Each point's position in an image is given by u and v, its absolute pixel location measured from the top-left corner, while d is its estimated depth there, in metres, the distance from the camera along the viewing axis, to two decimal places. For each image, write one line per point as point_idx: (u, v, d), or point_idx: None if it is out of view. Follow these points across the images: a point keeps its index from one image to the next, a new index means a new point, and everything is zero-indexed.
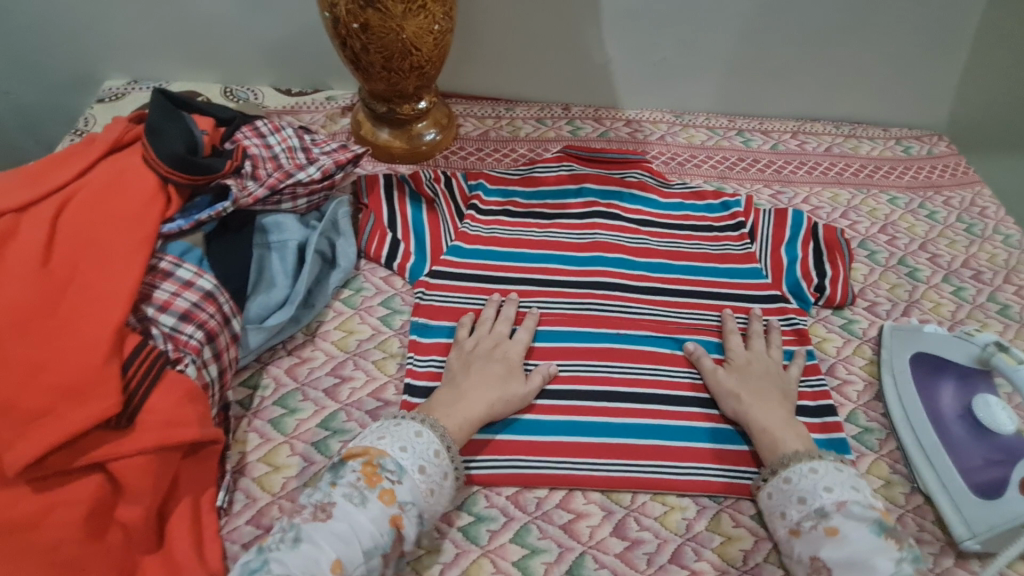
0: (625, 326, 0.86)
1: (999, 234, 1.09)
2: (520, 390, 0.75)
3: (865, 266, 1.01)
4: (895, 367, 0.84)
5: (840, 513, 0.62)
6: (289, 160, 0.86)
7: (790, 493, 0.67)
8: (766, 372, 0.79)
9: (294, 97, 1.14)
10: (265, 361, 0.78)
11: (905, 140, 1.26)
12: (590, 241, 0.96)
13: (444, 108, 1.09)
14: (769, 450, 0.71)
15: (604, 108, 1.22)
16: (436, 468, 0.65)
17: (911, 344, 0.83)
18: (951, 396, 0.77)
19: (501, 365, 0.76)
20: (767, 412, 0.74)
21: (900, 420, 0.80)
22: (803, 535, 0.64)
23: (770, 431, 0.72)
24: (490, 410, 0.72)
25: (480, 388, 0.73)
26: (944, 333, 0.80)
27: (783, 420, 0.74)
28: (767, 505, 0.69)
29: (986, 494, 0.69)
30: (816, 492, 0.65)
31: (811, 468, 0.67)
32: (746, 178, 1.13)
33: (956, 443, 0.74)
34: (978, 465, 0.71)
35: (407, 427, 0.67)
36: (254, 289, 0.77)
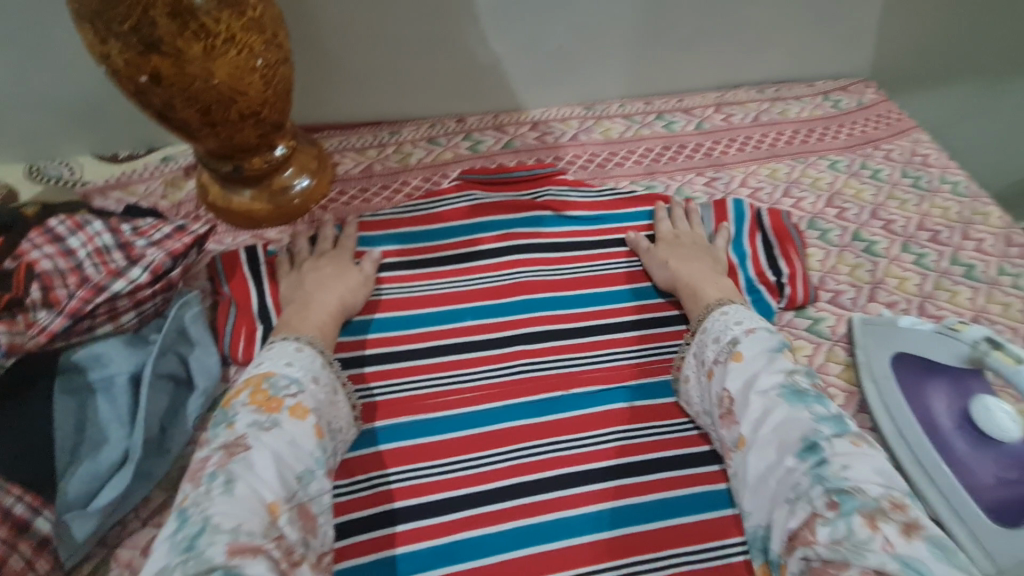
0: (565, 386, 0.73)
1: (947, 184, 1.01)
2: (360, 278, 0.77)
3: (820, 250, 0.90)
4: (876, 371, 0.72)
5: (748, 340, 0.64)
6: (100, 267, 0.66)
7: (708, 337, 0.69)
8: (697, 241, 0.84)
9: (121, 164, 0.91)
10: (112, 542, 0.58)
11: (833, 94, 1.16)
12: (508, 283, 0.81)
13: (311, 149, 0.90)
14: (693, 300, 0.76)
15: (504, 113, 1.06)
16: (328, 379, 0.64)
17: (889, 341, 0.73)
18: (944, 401, 0.68)
19: (331, 265, 0.77)
20: (693, 269, 0.79)
21: (892, 435, 0.68)
22: (715, 373, 0.65)
23: (696, 289, 0.76)
24: (341, 306, 0.73)
25: (320, 287, 0.74)
26: (924, 330, 0.71)
27: (710, 278, 0.78)
28: (688, 358, 0.71)
29: (1009, 519, 0.60)
30: (727, 329, 0.67)
31: (726, 316, 0.70)
32: (675, 170, 1.00)
33: (961, 460, 0.65)
34: (990, 484, 0.63)
35: (286, 347, 0.64)
36: (74, 458, 0.58)
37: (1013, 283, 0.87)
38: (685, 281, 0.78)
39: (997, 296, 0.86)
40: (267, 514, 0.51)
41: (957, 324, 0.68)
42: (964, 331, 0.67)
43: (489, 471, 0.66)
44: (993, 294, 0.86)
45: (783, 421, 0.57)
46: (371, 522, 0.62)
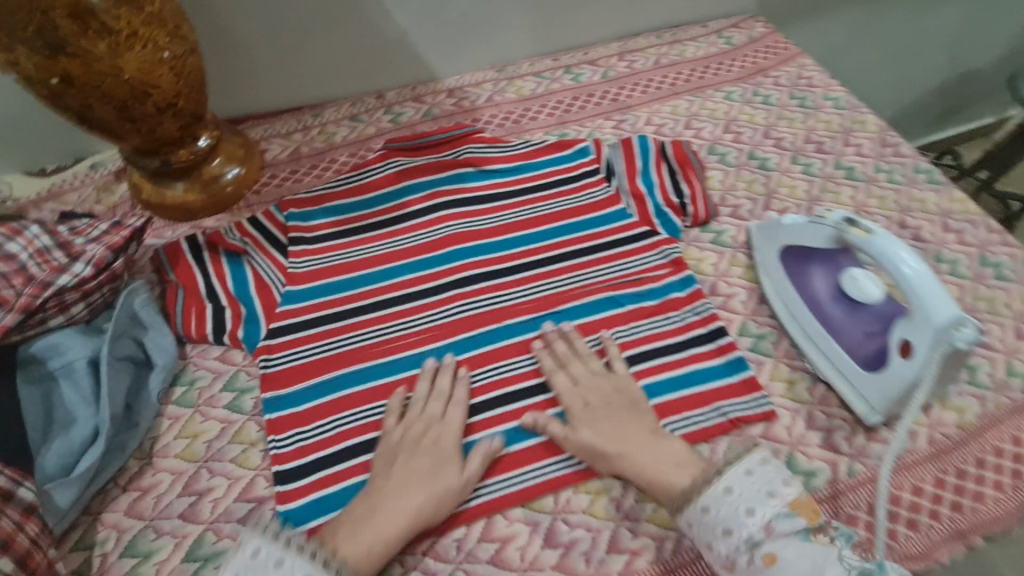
0: (500, 319, 0.80)
1: (829, 100, 1.11)
2: (456, 479, 0.64)
3: (720, 171, 0.99)
4: (768, 266, 0.83)
5: (787, 547, 0.55)
6: (43, 266, 0.69)
7: (713, 526, 0.58)
8: (608, 394, 0.70)
9: (49, 177, 0.94)
10: (97, 509, 0.64)
11: (726, 32, 1.25)
12: (439, 237, 0.88)
13: (236, 138, 0.94)
14: (662, 493, 0.62)
15: (421, 85, 1.11)
16: None
17: (777, 238, 0.82)
18: (824, 278, 0.77)
19: (428, 459, 0.65)
20: (637, 449, 0.65)
21: (784, 315, 0.80)
22: (741, 569, 0.56)
23: (650, 475, 0.63)
24: (416, 516, 0.61)
25: (405, 490, 0.62)
26: (799, 223, 0.78)
27: (655, 448, 0.65)
28: (690, 537, 0.60)
29: (876, 367, 0.70)
30: (739, 519, 0.57)
31: (701, 507, 0.59)
32: (585, 117, 1.07)
33: (838, 326, 0.74)
34: (861, 341, 0.72)
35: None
36: (46, 437, 0.63)
37: (887, 179, 0.99)
38: (641, 469, 0.64)
39: (873, 192, 0.97)
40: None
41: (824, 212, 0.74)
42: (828, 216, 0.73)
43: None
44: (870, 190, 0.97)
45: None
46: (327, 461, 0.68)
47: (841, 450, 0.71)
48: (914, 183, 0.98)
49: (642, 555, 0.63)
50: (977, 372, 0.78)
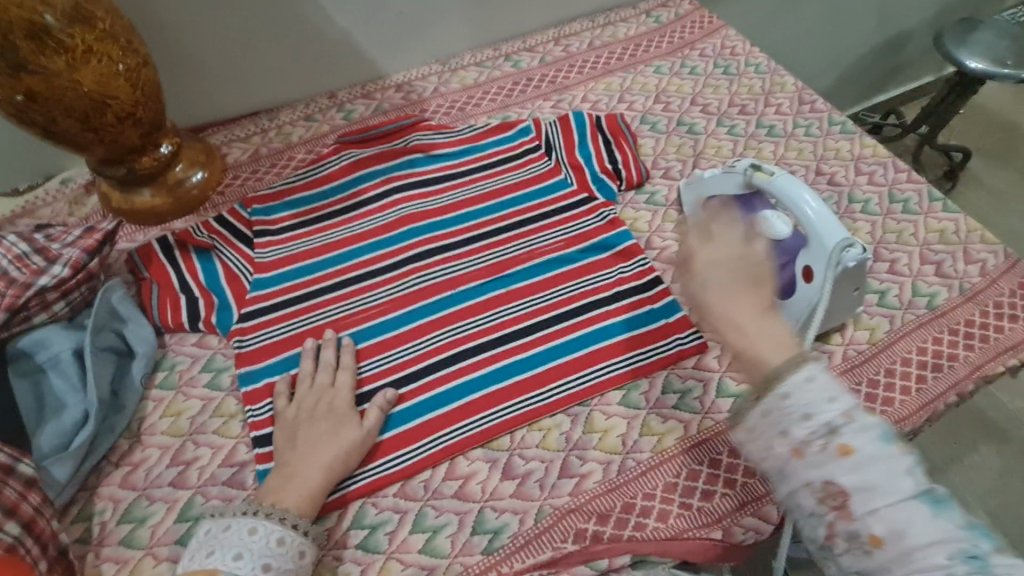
0: (454, 287, 0.87)
1: (751, 67, 1.20)
2: (357, 433, 0.70)
3: (651, 139, 1.07)
4: (695, 217, 0.91)
5: (851, 429, 0.54)
6: (23, 269, 0.75)
7: (793, 412, 0.56)
8: (731, 258, 0.65)
9: (22, 196, 0.98)
10: (92, 484, 0.70)
11: (654, 11, 1.33)
12: (394, 219, 0.95)
13: (197, 144, 1.00)
14: (750, 364, 0.60)
15: (370, 82, 1.18)
16: (284, 557, 0.60)
17: (702, 190, 0.91)
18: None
19: (327, 421, 0.71)
20: (736, 306, 0.62)
21: None
22: (813, 454, 0.54)
23: (748, 347, 0.61)
24: (328, 470, 0.67)
25: (314, 451, 0.68)
26: (716, 174, 0.88)
27: (758, 325, 0.61)
28: (761, 425, 0.57)
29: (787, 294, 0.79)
30: (823, 405, 0.55)
31: (803, 378, 0.57)
32: (526, 100, 1.15)
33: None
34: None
35: (238, 527, 0.61)
36: (40, 421, 0.69)
37: (805, 133, 1.08)
38: (744, 343, 0.61)
39: (792, 145, 1.06)
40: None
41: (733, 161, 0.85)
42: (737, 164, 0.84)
43: (402, 361, 0.80)
44: (789, 145, 1.06)
45: (926, 531, 0.50)
46: None
47: None
48: (829, 134, 1.08)
49: (591, 477, 0.71)
50: (887, 295, 0.87)
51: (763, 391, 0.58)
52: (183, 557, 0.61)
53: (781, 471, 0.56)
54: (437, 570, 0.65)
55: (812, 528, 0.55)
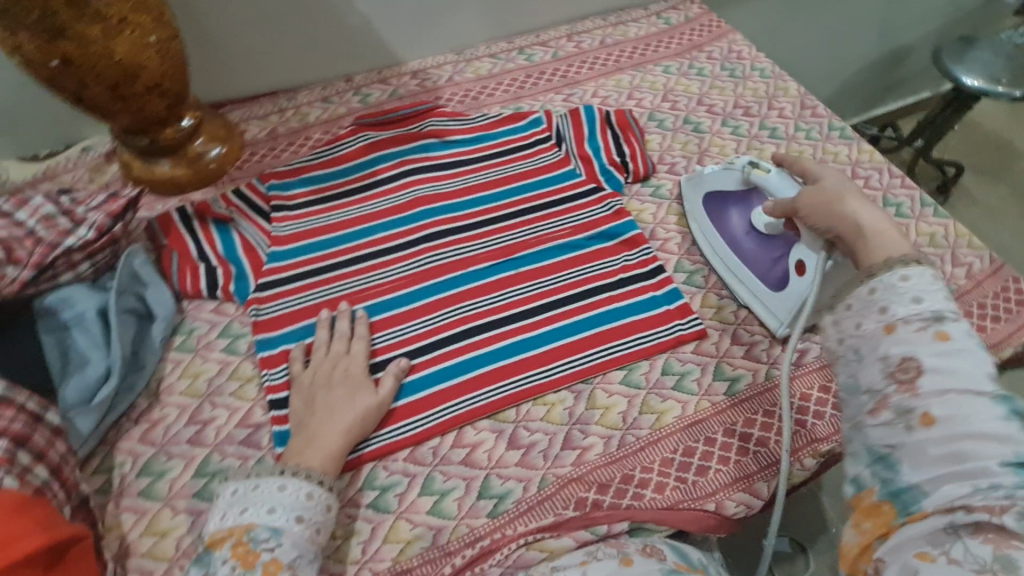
0: (465, 267, 0.90)
1: (756, 71, 1.24)
2: (373, 400, 0.74)
3: (658, 135, 1.11)
4: (696, 213, 0.96)
5: (958, 327, 0.52)
6: (49, 229, 0.77)
7: (871, 304, 0.56)
8: (852, 182, 0.73)
9: (42, 161, 1.00)
10: (112, 439, 0.73)
11: (665, 13, 1.37)
12: (407, 200, 0.98)
13: (218, 120, 1.02)
14: (881, 246, 0.62)
15: (386, 69, 1.21)
16: (313, 510, 0.65)
17: (702, 186, 0.96)
18: (739, 217, 0.89)
19: (344, 387, 0.75)
20: (867, 212, 0.66)
21: (709, 253, 0.92)
22: (906, 331, 0.53)
23: (875, 237, 0.63)
24: (347, 433, 0.71)
25: (333, 415, 0.72)
26: (716, 171, 0.93)
27: (888, 223, 0.65)
28: (866, 301, 0.56)
29: (781, 287, 0.83)
30: (933, 295, 0.54)
31: (899, 276, 0.56)
32: (538, 92, 1.18)
33: (751, 256, 0.87)
34: (769, 266, 0.85)
35: (267, 487, 0.65)
36: (64, 374, 0.71)
37: (805, 136, 1.12)
38: (865, 229, 0.64)
39: (793, 147, 1.10)
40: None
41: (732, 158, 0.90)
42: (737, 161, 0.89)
43: (414, 336, 0.83)
44: (790, 147, 1.11)
45: (989, 423, 0.46)
46: None
47: (759, 359, 0.83)
48: (828, 139, 1.12)
49: (592, 450, 0.74)
50: None
51: (876, 272, 0.58)
52: (213, 516, 0.64)
53: (859, 346, 0.55)
54: (444, 530, 0.68)
55: (858, 406, 0.54)
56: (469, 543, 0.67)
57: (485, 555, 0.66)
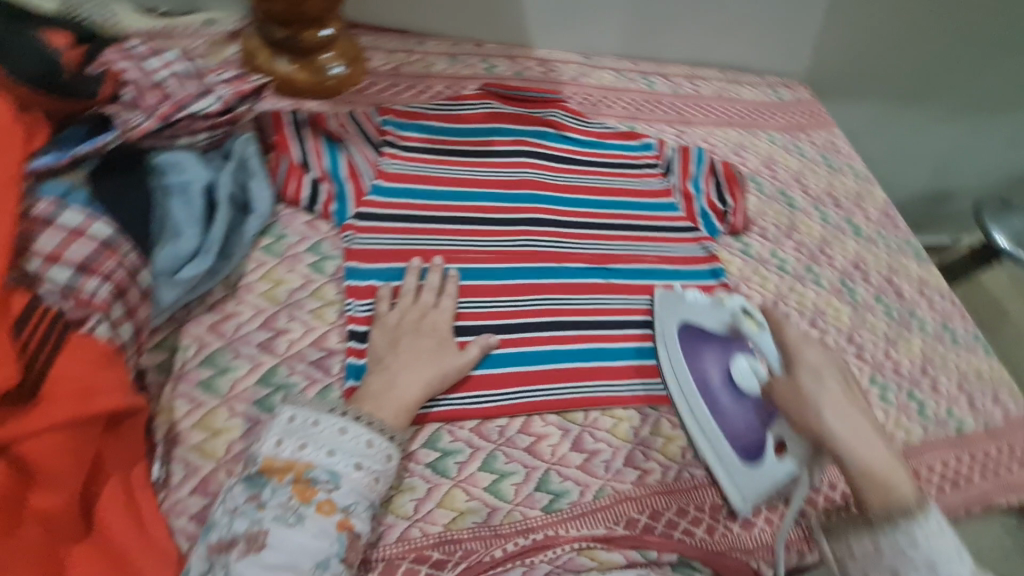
0: (562, 261, 0.89)
1: (850, 168, 1.28)
2: (456, 361, 0.72)
3: (755, 197, 1.14)
4: (667, 339, 0.82)
5: (962, 567, 0.54)
6: (179, 88, 0.73)
7: (880, 568, 0.56)
8: (828, 359, 0.66)
9: (162, 17, 0.94)
10: (180, 320, 0.69)
11: (778, 87, 1.40)
12: (517, 179, 0.96)
13: (352, 39, 0.99)
14: (881, 496, 0.57)
15: (515, 47, 1.20)
16: (373, 457, 0.60)
17: (678, 311, 0.83)
18: (715, 364, 0.78)
19: (430, 340, 0.72)
20: (861, 437, 0.60)
21: (675, 393, 0.79)
22: None
23: (880, 482, 0.58)
24: (427, 386, 0.68)
25: (415, 365, 0.69)
26: (701, 302, 0.81)
27: (880, 450, 0.60)
28: (874, 569, 0.56)
29: (751, 458, 0.73)
30: (951, 562, 0.54)
31: (907, 539, 0.55)
32: (653, 119, 1.20)
33: (724, 412, 0.76)
34: (742, 431, 0.74)
35: (329, 426, 0.60)
36: (159, 238, 0.68)
37: (884, 243, 1.16)
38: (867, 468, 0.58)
39: (872, 250, 1.14)
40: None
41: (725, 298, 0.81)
42: (727, 304, 0.79)
43: (499, 310, 0.81)
44: (869, 248, 1.14)
45: None
46: None
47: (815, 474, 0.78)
48: (903, 252, 1.16)
49: (651, 474, 0.73)
50: (925, 406, 0.95)
51: (881, 525, 0.56)
52: (267, 440, 0.58)
53: None
54: (498, 511, 0.66)
55: None
56: (521, 531, 0.66)
57: (536, 549, 0.64)
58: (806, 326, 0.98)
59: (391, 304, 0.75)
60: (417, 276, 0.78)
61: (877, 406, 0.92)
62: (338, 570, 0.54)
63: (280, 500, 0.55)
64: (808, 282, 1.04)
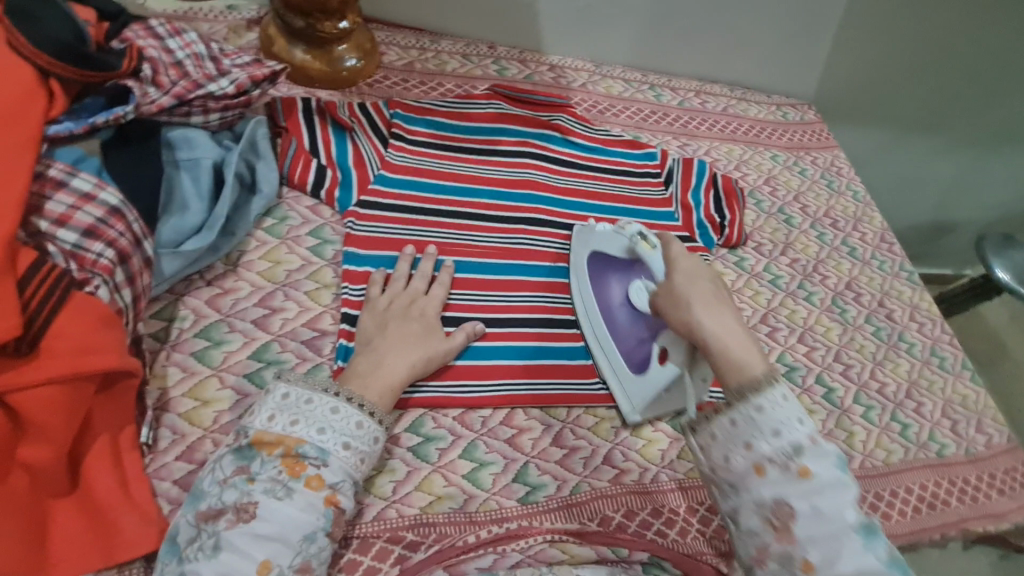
0: (556, 260, 0.91)
1: (850, 190, 1.29)
2: (441, 346, 0.73)
3: (753, 213, 1.16)
4: (579, 268, 0.86)
5: (812, 448, 0.55)
6: (196, 69, 0.76)
7: (734, 443, 0.58)
8: (707, 272, 0.67)
9: (185, 0, 0.97)
10: (179, 292, 0.71)
11: (784, 107, 1.41)
12: (518, 178, 0.98)
13: (367, 33, 1.01)
14: (735, 373, 0.59)
15: (527, 51, 1.23)
16: (361, 440, 0.62)
17: (589, 243, 0.86)
18: (619, 286, 0.81)
19: (418, 324, 0.73)
20: (723, 324, 0.62)
21: (581, 315, 0.83)
22: (773, 472, 0.55)
23: (736, 361, 0.59)
24: (413, 369, 0.69)
25: (402, 347, 0.70)
26: (606, 231, 0.82)
27: (741, 336, 0.61)
28: (726, 441, 0.58)
29: (638, 370, 0.77)
30: (792, 424, 0.56)
31: (755, 407, 0.57)
32: (658, 130, 1.22)
33: (620, 329, 0.80)
34: (634, 345, 0.78)
35: (322, 405, 0.61)
36: (164, 211, 0.70)
37: (879, 266, 1.17)
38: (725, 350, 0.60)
39: (865, 272, 1.15)
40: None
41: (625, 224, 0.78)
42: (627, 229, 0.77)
43: (491, 305, 0.83)
44: (864, 270, 1.15)
45: (851, 562, 0.51)
46: None
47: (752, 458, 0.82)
48: (897, 276, 1.17)
49: (629, 474, 0.74)
50: (908, 428, 0.95)
51: (734, 402, 0.58)
52: (260, 414, 0.60)
53: (732, 480, 0.58)
54: (474, 498, 0.68)
55: (745, 547, 0.57)
56: (496, 520, 0.67)
57: (509, 538, 0.65)
58: (795, 341, 0.99)
59: (382, 288, 0.76)
60: (410, 262, 0.80)
61: (859, 425, 0.93)
62: (323, 544, 0.56)
63: (270, 474, 0.57)
64: (799, 298, 1.05)
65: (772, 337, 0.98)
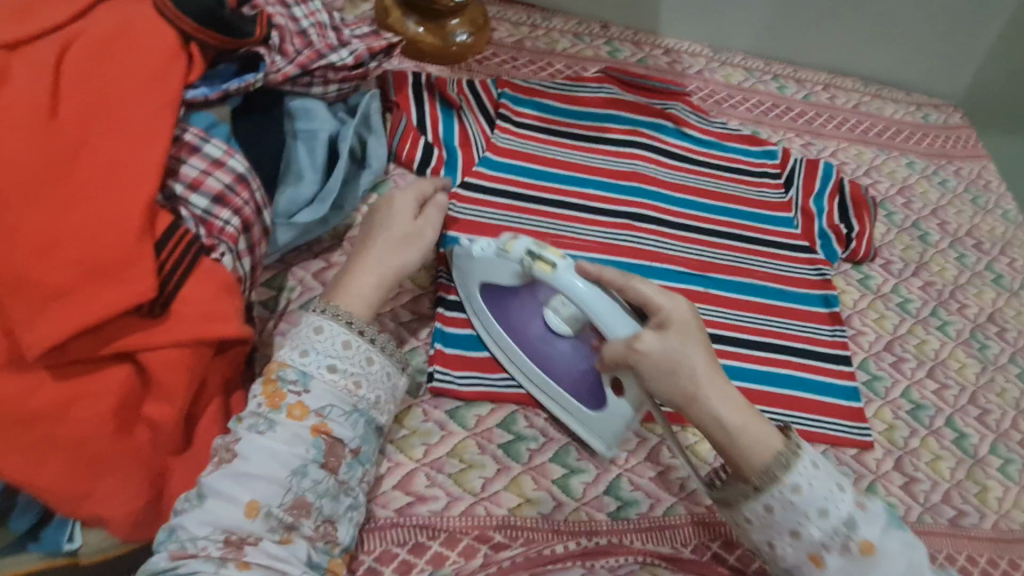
0: (659, 261, 0.86)
1: (999, 208, 1.13)
2: (405, 229, 0.66)
3: (883, 226, 1.03)
4: (473, 305, 0.72)
5: (863, 519, 0.56)
6: (319, 38, 0.75)
7: (780, 529, 0.57)
8: (686, 324, 0.60)
9: None
10: (289, 262, 0.72)
11: (926, 108, 1.24)
12: (625, 170, 0.92)
13: (480, 8, 0.98)
14: (752, 451, 0.57)
15: (642, 32, 1.15)
16: (347, 361, 0.59)
17: (473, 273, 0.69)
18: (529, 318, 0.68)
19: (377, 216, 0.67)
20: (722, 394, 0.58)
21: (501, 359, 0.71)
22: (833, 561, 0.55)
23: (748, 441, 0.57)
24: (380, 265, 0.64)
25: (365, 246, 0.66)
26: (487, 257, 0.66)
27: (739, 403, 0.59)
28: (768, 524, 0.57)
29: (598, 404, 0.66)
30: (833, 495, 0.56)
31: (789, 486, 0.56)
32: (779, 126, 1.11)
33: (557, 364, 0.67)
34: (576, 376, 0.67)
35: (305, 327, 0.60)
36: (280, 180, 0.71)
37: None
38: (731, 427, 0.57)
39: (1013, 303, 1.00)
40: (241, 518, 0.52)
41: (507, 243, 0.63)
42: (512, 251, 0.63)
43: None
44: (1012, 302, 1.00)
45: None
46: None
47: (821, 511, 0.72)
48: None
49: None
50: None
51: (763, 485, 0.56)
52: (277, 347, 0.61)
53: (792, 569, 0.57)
54: (563, 506, 0.65)
55: None
56: (585, 532, 0.64)
57: (598, 553, 0.62)
58: (923, 376, 0.88)
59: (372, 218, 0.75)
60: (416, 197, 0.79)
61: (995, 480, 0.81)
62: (317, 477, 0.55)
63: (253, 409, 0.56)
64: (933, 328, 0.93)
65: (896, 368, 0.87)
